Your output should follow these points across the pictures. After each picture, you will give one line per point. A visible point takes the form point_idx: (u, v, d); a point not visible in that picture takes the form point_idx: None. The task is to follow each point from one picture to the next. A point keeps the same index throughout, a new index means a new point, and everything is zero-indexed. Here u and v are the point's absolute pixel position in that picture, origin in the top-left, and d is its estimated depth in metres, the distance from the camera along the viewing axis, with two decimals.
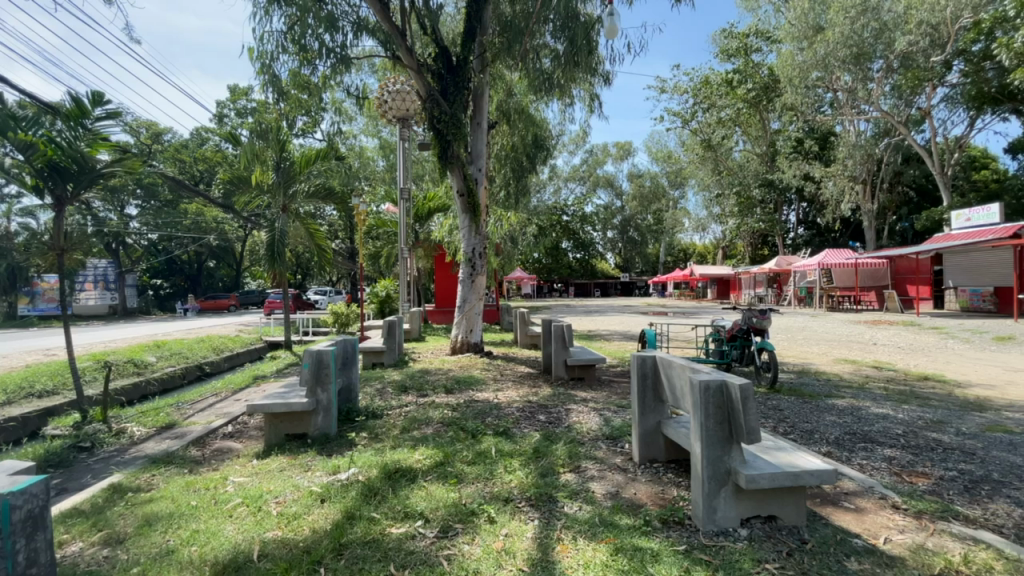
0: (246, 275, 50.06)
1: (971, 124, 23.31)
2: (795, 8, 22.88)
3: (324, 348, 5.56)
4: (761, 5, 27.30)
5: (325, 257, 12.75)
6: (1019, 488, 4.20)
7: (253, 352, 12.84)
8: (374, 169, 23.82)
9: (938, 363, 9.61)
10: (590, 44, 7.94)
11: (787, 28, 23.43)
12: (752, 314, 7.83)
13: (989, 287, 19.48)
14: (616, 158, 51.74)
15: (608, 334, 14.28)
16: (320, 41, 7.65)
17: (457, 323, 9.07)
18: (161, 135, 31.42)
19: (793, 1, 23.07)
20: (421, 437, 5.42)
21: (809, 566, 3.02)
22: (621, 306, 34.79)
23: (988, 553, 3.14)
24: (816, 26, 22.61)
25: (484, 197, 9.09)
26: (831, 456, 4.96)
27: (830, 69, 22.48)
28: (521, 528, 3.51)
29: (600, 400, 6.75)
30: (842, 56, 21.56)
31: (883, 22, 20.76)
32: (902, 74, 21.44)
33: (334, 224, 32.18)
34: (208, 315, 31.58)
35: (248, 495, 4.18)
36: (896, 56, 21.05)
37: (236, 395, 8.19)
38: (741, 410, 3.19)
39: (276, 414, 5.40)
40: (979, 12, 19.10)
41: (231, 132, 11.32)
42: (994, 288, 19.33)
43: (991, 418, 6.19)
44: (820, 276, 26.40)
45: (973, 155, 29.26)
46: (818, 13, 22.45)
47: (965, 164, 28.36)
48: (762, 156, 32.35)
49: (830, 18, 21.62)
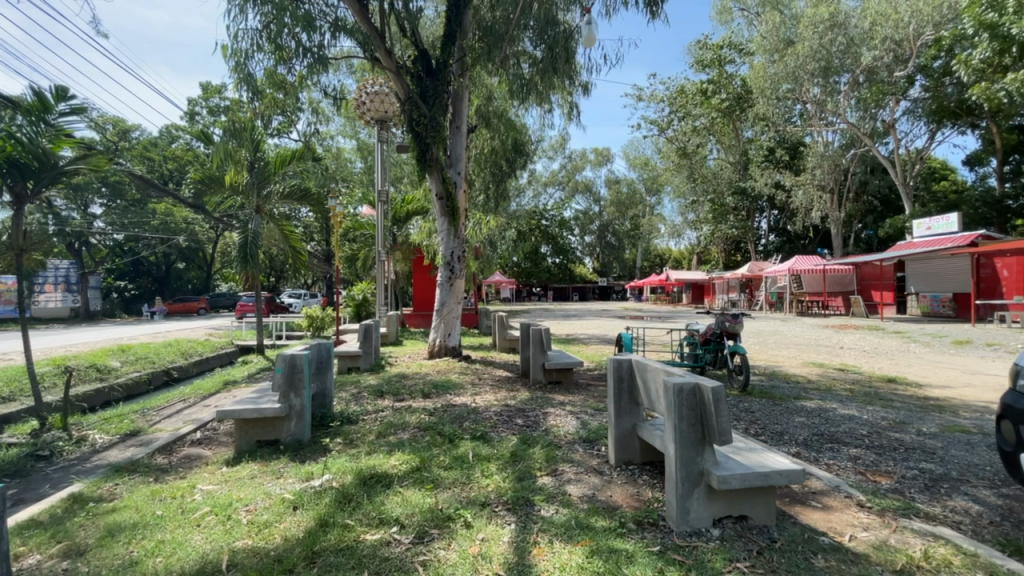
0: (216, 278, 48.93)
1: (931, 137, 24.34)
2: (767, 23, 23.58)
3: (298, 351, 5.47)
4: (735, 18, 27.98)
5: (299, 259, 12.38)
6: (975, 486, 4.40)
7: (224, 356, 12.48)
8: (352, 171, 23.61)
9: (902, 366, 10.00)
10: (569, 53, 8.03)
11: (759, 41, 24.07)
12: (725, 318, 7.96)
13: (948, 294, 20.34)
14: (595, 164, 52.27)
15: (586, 338, 14.43)
16: (296, 41, 7.54)
17: (434, 326, 9.01)
18: (129, 132, 30.30)
19: (765, 15, 23.79)
20: (398, 443, 5.36)
21: (778, 565, 3.10)
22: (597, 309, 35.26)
23: (947, 548, 3.28)
24: (786, 39, 23.31)
25: (463, 200, 9.03)
26: (800, 457, 5.11)
27: (799, 81, 23.15)
28: (497, 533, 3.51)
29: (577, 403, 6.80)
30: (811, 70, 22.26)
31: (850, 37, 21.52)
32: (867, 88, 22.25)
33: (310, 224, 31.57)
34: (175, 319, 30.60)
35: (217, 503, 4.07)
36: (862, 70, 21.89)
37: (205, 401, 7.95)
38: (713, 412, 3.27)
39: (247, 419, 5.30)
40: (940, 29, 19.92)
41: (204, 130, 10.93)
42: (953, 294, 20.21)
43: (950, 418, 6.46)
44: (790, 282, 27.12)
45: (933, 167, 30.56)
46: (788, 27, 23.21)
47: (925, 175, 29.60)
48: (734, 165, 33.21)
49: (800, 33, 22.31)
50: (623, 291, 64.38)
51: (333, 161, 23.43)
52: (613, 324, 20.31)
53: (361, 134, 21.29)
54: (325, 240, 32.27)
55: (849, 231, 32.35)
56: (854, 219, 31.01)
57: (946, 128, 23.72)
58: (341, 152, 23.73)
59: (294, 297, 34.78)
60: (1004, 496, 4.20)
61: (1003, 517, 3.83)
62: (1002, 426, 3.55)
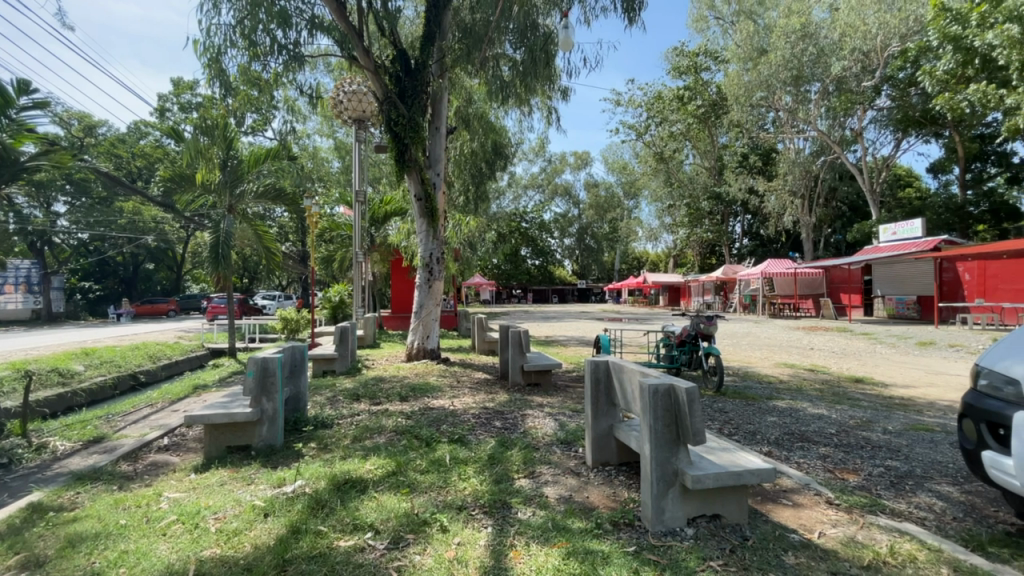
0: (187, 279, 47.56)
1: (896, 146, 25.25)
2: (741, 32, 24.11)
3: (270, 355, 5.34)
4: (711, 26, 28.54)
5: (274, 260, 12.08)
6: (938, 482, 4.57)
7: (194, 360, 12.14)
8: (329, 171, 23.26)
9: (868, 366, 10.34)
10: (549, 56, 8.04)
11: (734, 50, 24.59)
12: (700, 320, 8.11)
13: (913, 296, 21.18)
14: (574, 167, 52.65)
15: (565, 340, 14.46)
16: (271, 37, 7.40)
17: (412, 329, 8.93)
18: (95, 127, 29.22)
19: (739, 25, 24.33)
20: (374, 447, 5.29)
21: (750, 562, 3.16)
22: (576, 312, 35.43)
23: (913, 544, 3.39)
24: (759, 48, 23.83)
25: (441, 202, 8.98)
26: (772, 456, 5.22)
27: (772, 90, 23.71)
28: (473, 536, 3.49)
29: (556, 405, 6.83)
30: (783, 78, 22.84)
31: (820, 48, 22.06)
32: (836, 97, 22.96)
33: (285, 224, 30.97)
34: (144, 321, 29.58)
35: (183, 511, 3.95)
36: (832, 79, 22.51)
37: (173, 406, 7.71)
38: (688, 412, 3.33)
39: (217, 424, 5.16)
40: (906, 41, 20.66)
41: (173, 128, 10.62)
42: (917, 297, 21.04)
43: (914, 417, 6.70)
44: (762, 285, 27.75)
45: (898, 175, 31.70)
46: (761, 36, 23.73)
47: (890, 183, 30.65)
48: (710, 170, 33.83)
49: (772, 42, 22.85)
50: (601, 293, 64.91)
51: (310, 161, 23.05)
52: (592, 326, 20.45)
53: (339, 133, 21.02)
54: (301, 240, 31.71)
55: (819, 236, 33.28)
56: (824, 224, 31.93)
57: (911, 137, 24.64)
58: (318, 151, 23.36)
59: (268, 298, 34.00)
60: (966, 492, 4.37)
61: (965, 513, 3.98)
62: (963, 424, 3.69)
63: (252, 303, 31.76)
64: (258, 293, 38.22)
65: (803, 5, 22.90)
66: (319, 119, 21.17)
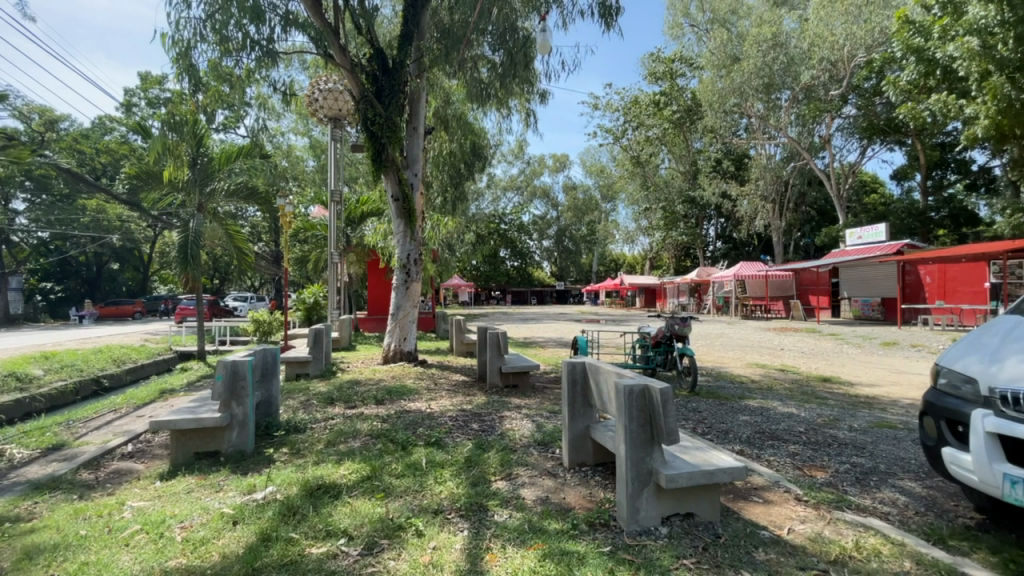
0: (155, 279, 46.10)
1: (862, 153, 26.18)
2: (715, 39, 24.68)
3: (240, 358, 5.20)
4: (685, 33, 29.03)
5: (245, 260, 11.78)
6: (900, 478, 4.75)
7: (161, 363, 11.74)
8: (304, 169, 22.86)
9: (835, 366, 10.68)
10: (528, 59, 8.11)
11: (708, 57, 25.14)
12: (674, 321, 8.24)
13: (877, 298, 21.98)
14: (552, 170, 52.97)
15: (543, 341, 14.52)
16: (244, 32, 7.26)
17: (389, 331, 8.82)
18: (58, 122, 28.11)
19: (713, 32, 24.89)
20: (348, 451, 5.21)
21: (722, 560, 3.23)
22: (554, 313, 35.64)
23: (877, 539, 3.51)
24: (732, 56, 24.42)
25: (419, 203, 8.92)
26: (744, 454, 5.34)
27: (745, 97, 24.31)
28: (449, 540, 3.47)
29: (533, 406, 6.85)
30: (755, 86, 23.46)
31: (790, 57, 22.74)
32: (805, 105, 23.71)
33: (257, 224, 30.29)
34: (109, 323, 28.53)
35: (148, 520, 3.81)
36: (801, 88, 23.21)
37: (139, 412, 7.44)
38: (662, 412, 3.38)
39: (184, 430, 5.00)
40: (872, 52, 21.40)
41: (140, 123, 10.25)
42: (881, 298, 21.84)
43: (878, 415, 6.94)
44: (734, 287, 28.40)
45: (863, 182, 32.85)
46: (734, 44, 24.34)
47: (856, 189, 31.71)
48: (685, 174, 34.43)
49: (745, 51, 23.47)
50: (579, 295, 65.36)
51: (284, 159, 22.57)
52: (569, 327, 20.55)
53: (314, 131, 20.69)
54: (275, 240, 31.03)
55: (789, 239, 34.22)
56: (794, 228, 32.83)
57: (876, 144, 25.55)
58: (292, 150, 22.94)
59: (239, 300, 33.17)
60: (927, 487, 4.55)
61: (927, 507, 4.14)
62: (924, 421, 3.82)
63: (223, 305, 30.92)
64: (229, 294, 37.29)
65: (774, 15, 23.56)
66: (295, 116, 20.76)
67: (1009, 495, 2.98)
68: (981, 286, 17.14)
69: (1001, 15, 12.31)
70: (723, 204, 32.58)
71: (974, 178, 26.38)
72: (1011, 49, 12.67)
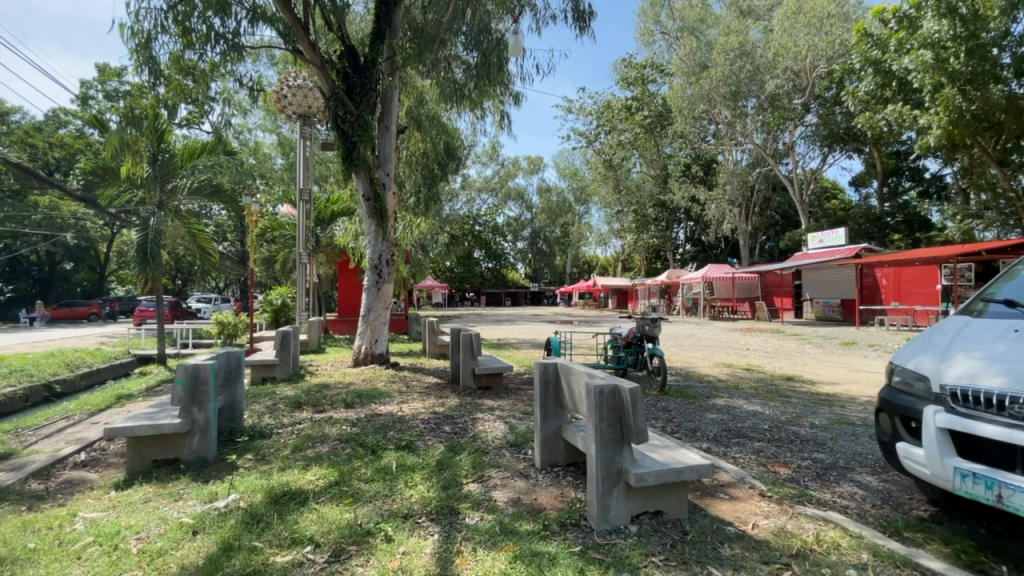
0: (111, 280, 44.13)
1: (823, 160, 27.22)
2: (685, 47, 25.20)
3: (202, 362, 5.02)
4: (657, 40, 29.57)
5: (209, 260, 11.39)
6: (858, 473, 4.95)
7: (118, 367, 11.20)
8: (272, 167, 22.27)
9: (798, 365, 11.03)
10: (502, 61, 8.11)
11: (678, 64, 25.64)
12: (645, 322, 8.38)
13: (836, 299, 22.85)
14: (527, 172, 53.15)
15: (517, 343, 14.53)
16: (208, 25, 7.04)
17: (360, 333, 8.68)
18: (8, 114, 26.63)
19: (683, 40, 25.44)
20: (316, 456, 5.10)
21: (689, 556, 3.30)
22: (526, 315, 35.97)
23: (836, 531, 3.65)
24: (701, 64, 24.99)
25: (391, 202, 8.81)
26: (711, 452, 5.48)
27: (713, 104, 24.93)
28: (419, 544, 3.43)
29: (506, 408, 6.85)
30: (722, 93, 24.11)
31: (756, 66, 23.48)
32: (770, 113, 24.55)
33: (223, 223, 29.34)
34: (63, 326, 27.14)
35: (101, 532, 3.63)
36: (767, 96, 23.96)
37: (93, 419, 7.08)
38: (631, 412, 3.43)
39: (142, 437, 4.80)
40: (832, 63, 22.28)
41: (96, 116, 9.77)
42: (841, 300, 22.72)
43: (838, 412, 7.22)
44: (702, 289, 29.11)
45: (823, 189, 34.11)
46: (703, 52, 24.92)
47: (818, 195, 32.89)
48: (655, 178, 35.02)
49: (713, 59, 24.06)
50: (553, 296, 65.65)
51: (252, 157, 21.97)
52: (543, 329, 20.63)
53: (283, 128, 20.18)
54: (241, 239, 30.13)
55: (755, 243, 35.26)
56: (760, 232, 33.80)
57: (835, 152, 26.60)
58: (260, 147, 22.33)
59: (203, 301, 32.02)
60: (884, 481, 4.76)
61: (883, 500, 4.32)
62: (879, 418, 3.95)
63: (186, 307, 29.81)
64: (193, 295, 36.01)
65: (740, 25, 24.24)
66: (262, 113, 20.19)
67: (960, 487, 3.13)
68: (933, 288, 18.09)
69: (952, 29, 14.01)
70: (693, 208, 33.32)
71: (927, 185, 27.71)
72: (962, 63, 13.93)
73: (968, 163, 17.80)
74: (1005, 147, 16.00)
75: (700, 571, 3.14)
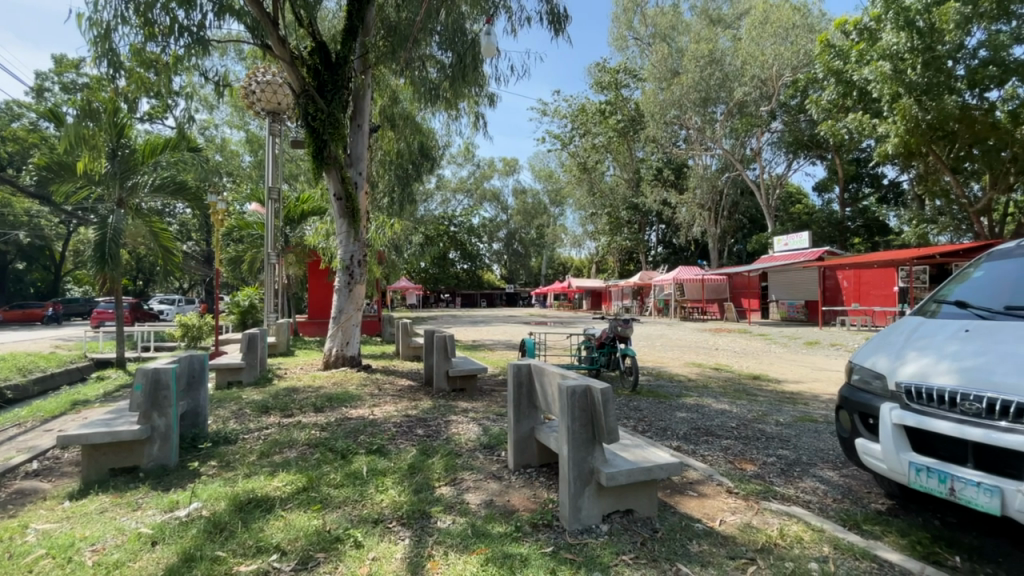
0: (66, 280, 42.06)
1: (789, 166, 28.14)
2: (656, 53, 25.62)
3: (163, 366, 4.83)
4: (630, 46, 30.01)
5: (172, 260, 10.98)
6: (820, 468, 5.14)
7: (74, 372, 10.69)
8: (239, 165, 21.62)
9: (766, 365, 11.36)
10: (477, 62, 8.08)
11: (650, 69, 26.10)
12: (617, 323, 8.49)
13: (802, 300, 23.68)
14: (502, 173, 53.17)
15: (493, 344, 14.50)
16: (171, 16, 6.81)
17: (331, 335, 8.50)
18: None
19: (655, 46, 25.90)
20: (283, 462, 4.97)
21: (658, 553, 3.35)
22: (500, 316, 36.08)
23: (799, 526, 3.77)
24: (672, 70, 25.49)
25: (363, 202, 8.67)
26: (682, 450, 5.59)
27: (684, 110, 25.46)
28: (389, 550, 3.39)
29: (480, 410, 6.83)
30: (693, 99, 24.65)
31: (725, 73, 24.10)
32: (739, 119, 25.26)
33: (187, 221, 28.32)
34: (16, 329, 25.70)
35: (53, 544, 3.45)
36: (735, 103, 24.62)
37: (46, 426, 6.74)
38: (602, 412, 3.47)
39: (97, 445, 4.58)
40: (797, 72, 23.07)
41: (51, 109, 9.31)
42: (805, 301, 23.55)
43: (801, 410, 7.46)
44: (673, 290, 29.68)
45: (788, 194, 35.23)
46: (674, 59, 25.40)
47: (784, 199, 33.94)
48: (628, 181, 35.52)
49: (684, 65, 24.56)
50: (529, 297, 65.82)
51: (218, 154, 21.31)
52: (518, 330, 20.64)
53: (251, 124, 19.67)
54: (208, 239, 29.18)
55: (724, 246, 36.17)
56: (728, 235, 34.69)
57: (800, 158, 27.54)
58: (228, 144, 21.66)
59: (166, 302, 30.82)
60: (844, 475, 4.95)
61: (843, 494, 4.49)
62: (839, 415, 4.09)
63: (147, 308, 28.66)
64: (157, 297, 34.63)
65: (710, 33, 24.85)
66: (230, 108, 19.59)
67: (915, 481, 3.27)
68: (891, 290, 18.92)
69: (910, 41, 14.75)
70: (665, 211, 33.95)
71: (885, 191, 28.88)
72: (919, 74, 14.69)
73: (924, 171, 18.64)
74: (958, 156, 16.81)
75: (670, 568, 3.20)
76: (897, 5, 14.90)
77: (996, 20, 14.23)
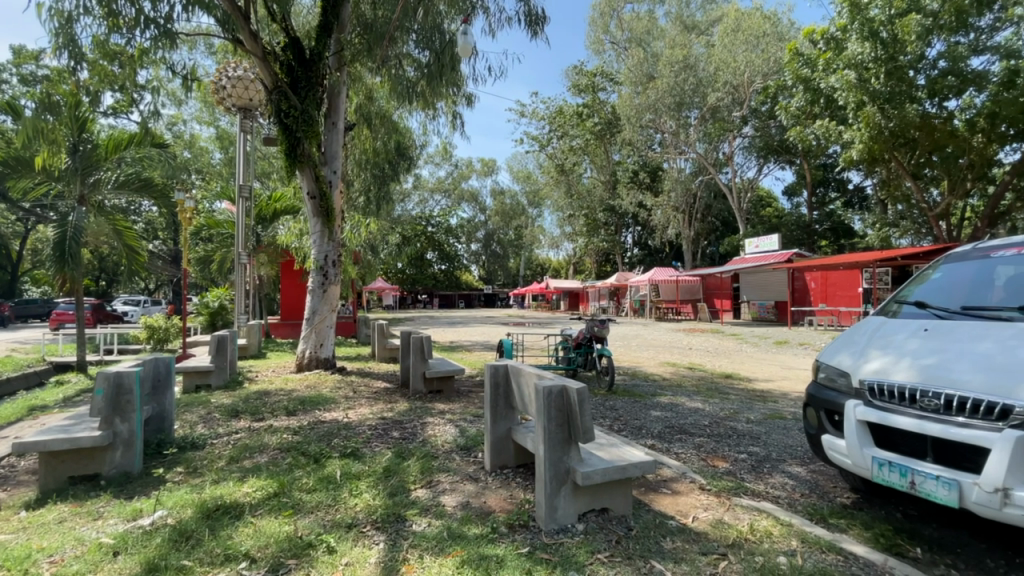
0: (23, 280, 40.12)
1: (759, 170, 28.88)
2: (632, 57, 25.99)
3: (126, 369, 4.65)
4: (606, 50, 30.34)
5: (137, 260, 10.59)
6: (789, 464, 5.28)
7: (31, 376, 10.21)
8: (209, 162, 21.00)
9: (738, 364, 11.62)
10: (455, 61, 8.07)
11: (626, 73, 26.46)
12: (594, 323, 8.56)
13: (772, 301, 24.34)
14: (480, 174, 53.09)
15: (471, 345, 14.42)
16: (137, 8, 6.58)
17: (304, 337, 8.33)
18: None
19: (630, 51, 26.27)
20: (253, 467, 4.84)
21: (633, 551, 3.39)
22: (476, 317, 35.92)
23: (768, 521, 3.86)
24: (648, 75, 25.89)
25: (338, 201, 8.51)
26: (656, 449, 5.67)
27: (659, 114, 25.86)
28: (363, 554, 3.34)
29: (457, 411, 6.79)
30: (667, 103, 25.07)
31: (699, 79, 24.58)
32: (712, 124, 25.82)
33: (154, 219, 27.35)
34: None
35: (8, 556, 3.28)
36: (708, 108, 25.16)
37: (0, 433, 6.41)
38: (578, 411, 3.50)
39: (55, 452, 4.38)
40: (767, 79, 23.72)
41: (8, 101, 8.89)
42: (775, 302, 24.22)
43: (771, 408, 7.65)
44: (649, 291, 30.12)
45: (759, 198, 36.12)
46: (650, 64, 25.79)
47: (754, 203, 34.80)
48: (605, 183, 35.87)
49: (659, 70, 24.99)
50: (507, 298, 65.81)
51: (186, 151, 20.67)
52: (496, 330, 20.57)
53: (221, 120, 19.12)
54: (177, 238, 28.25)
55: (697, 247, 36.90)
56: (700, 237, 35.37)
57: (770, 162, 28.31)
58: (197, 141, 21.01)
59: (133, 304, 29.65)
60: (811, 471, 5.09)
61: (811, 489, 4.63)
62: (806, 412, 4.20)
63: (112, 310, 27.57)
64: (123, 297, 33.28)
65: (685, 39, 25.35)
66: (200, 103, 19.02)
67: (878, 475, 3.39)
68: (856, 291, 19.61)
69: (874, 51, 15.36)
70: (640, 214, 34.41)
71: (849, 196, 29.88)
72: (882, 83, 15.36)
73: (887, 178, 19.32)
74: (917, 162, 17.53)
75: (644, 566, 3.23)
76: (863, 16, 15.49)
77: (954, 33, 14.90)
